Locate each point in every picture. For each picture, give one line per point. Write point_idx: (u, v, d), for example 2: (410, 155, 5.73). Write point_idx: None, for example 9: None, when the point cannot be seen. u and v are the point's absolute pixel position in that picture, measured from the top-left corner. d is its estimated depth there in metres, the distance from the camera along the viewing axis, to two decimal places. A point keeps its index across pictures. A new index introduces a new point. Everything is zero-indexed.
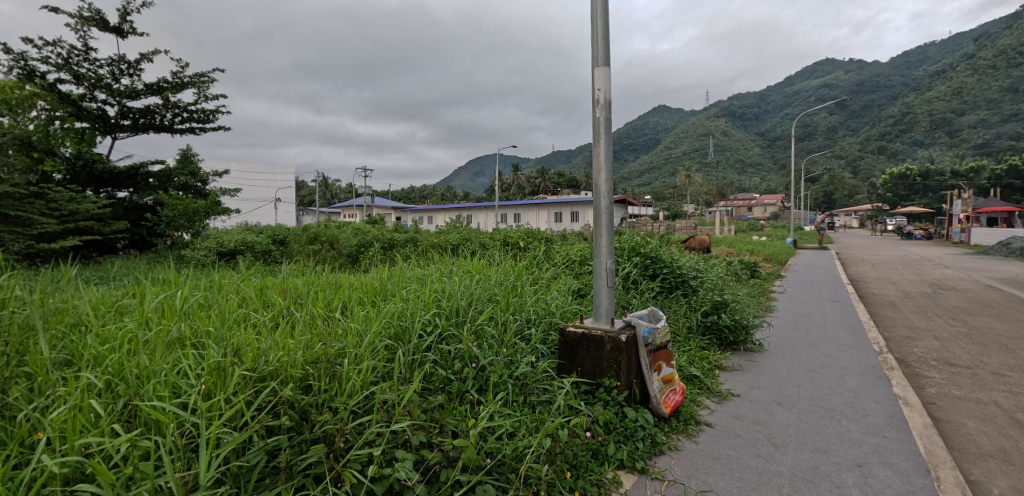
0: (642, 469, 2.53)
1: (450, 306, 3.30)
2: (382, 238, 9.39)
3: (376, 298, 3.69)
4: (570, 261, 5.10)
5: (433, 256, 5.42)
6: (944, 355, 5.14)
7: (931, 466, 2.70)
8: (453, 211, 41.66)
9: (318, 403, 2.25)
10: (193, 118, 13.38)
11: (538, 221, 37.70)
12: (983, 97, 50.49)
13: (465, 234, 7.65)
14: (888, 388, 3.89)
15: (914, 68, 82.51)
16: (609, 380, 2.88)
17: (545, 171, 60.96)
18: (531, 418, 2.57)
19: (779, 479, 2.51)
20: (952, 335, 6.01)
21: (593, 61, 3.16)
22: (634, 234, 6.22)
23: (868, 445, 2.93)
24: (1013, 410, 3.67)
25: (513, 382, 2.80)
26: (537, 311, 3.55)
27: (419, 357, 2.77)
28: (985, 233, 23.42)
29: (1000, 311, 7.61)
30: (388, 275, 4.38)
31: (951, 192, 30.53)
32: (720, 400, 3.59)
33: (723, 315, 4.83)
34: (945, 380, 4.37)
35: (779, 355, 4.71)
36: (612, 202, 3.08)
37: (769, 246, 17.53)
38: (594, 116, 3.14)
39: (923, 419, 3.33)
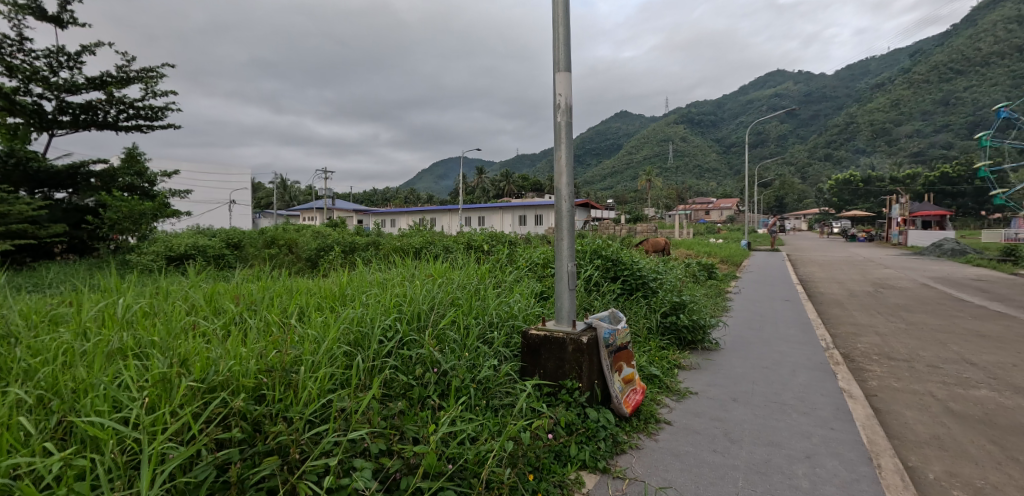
0: (605, 469, 2.55)
1: (412, 311, 3.24)
2: (342, 242, 9.18)
3: (335, 304, 3.59)
4: (534, 264, 5.12)
5: (394, 260, 5.33)
6: (885, 349, 5.47)
7: (873, 455, 2.85)
8: (417, 214, 41.23)
9: (272, 414, 2.16)
10: (140, 115, 12.68)
11: (502, 224, 37.74)
12: (918, 110, 54.30)
13: (428, 237, 7.58)
14: (835, 382, 4.10)
15: (857, 82, 88.02)
16: (570, 381, 2.90)
17: (511, 175, 61.12)
18: (493, 422, 2.55)
19: (735, 473, 2.59)
20: (892, 331, 6.41)
21: (555, 66, 3.19)
22: (596, 237, 6.31)
23: (816, 436, 3.07)
24: (946, 400, 3.94)
25: (475, 386, 2.77)
26: (500, 314, 3.54)
27: (379, 363, 2.70)
28: (920, 235, 25.17)
29: (933, 308, 8.19)
30: (348, 280, 4.27)
31: (890, 197, 32.64)
32: (679, 398, 3.68)
33: (682, 316, 4.97)
34: (886, 372, 4.64)
35: (734, 353, 4.89)
36: (573, 205, 3.10)
37: (725, 248, 18.25)
38: (555, 120, 3.16)
39: (866, 410, 3.52)
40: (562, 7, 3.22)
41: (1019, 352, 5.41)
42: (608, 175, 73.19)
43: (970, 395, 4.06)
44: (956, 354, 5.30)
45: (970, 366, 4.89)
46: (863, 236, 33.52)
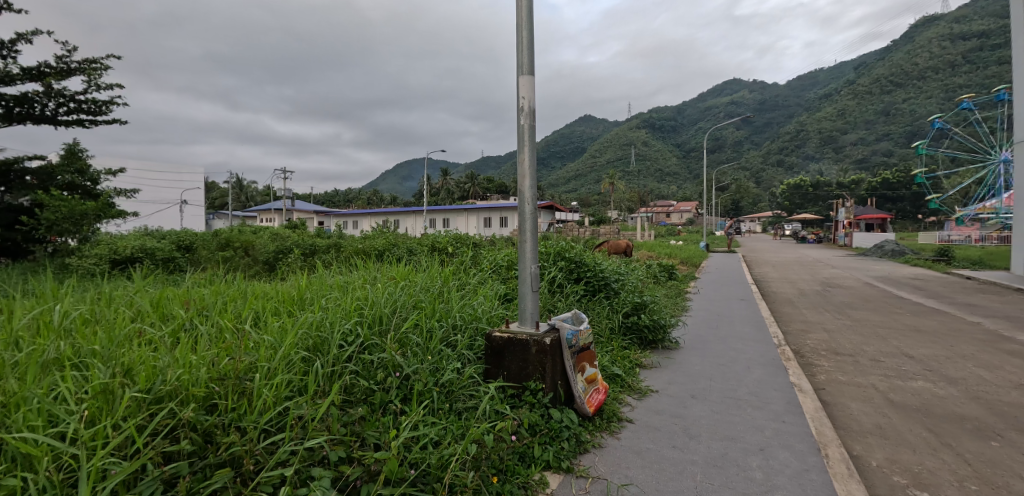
0: (569, 469, 2.57)
1: (373, 315, 3.18)
2: (302, 243, 8.91)
3: (294, 308, 3.48)
4: (498, 266, 5.12)
5: (357, 262, 5.21)
6: (832, 345, 5.79)
7: (822, 445, 2.99)
8: (380, 216, 40.49)
9: (224, 424, 2.06)
10: (82, 109, 11.91)
11: (467, 226, 37.60)
12: (861, 119, 57.82)
13: (392, 239, 7.45)
14: (786, 377, 4.29)
15: (807, 92, 92.93)
16: (534, 382, 2.90)
17: (476, 177, 60.91)
18: (456, 425, 2.53)
19: (693, 468, 2.66)
20: (839, 327, 6.78)
21: (518, 69, 3.21)
22: (561, 238, 6.37)
23: (769, 429, 3.20)
24: (887, 392, 4.20)
25: (439, 390, 2.74)
26: (464, 316, 3.51)
27: (339, 368, 2.64)
28: (864, 237, 26.75)
29: (876, 305, 8.72)
30: (307, 283, 4.15)
31: (837, 202, 34.54)
32: (640, 397, 3.76)
33: (643, 316, 5.09)
34: (833, 367, 4.90)
35: (693, 352, 5.04)
36: (536, 207, 3.13)
37: (685, 250, 18.86)
38: (519, 123, 3.18)
39: (814, 403, 3.70)
40: (526, 10, 3.25)
41: (950, 345, 5.84)
42: (573, 178, 74.22)
43: (908, 386, 4.34)
44: (896, 349, 5.66)
45: (908, 359, 5.23)
46: (813, 238, 35.35)
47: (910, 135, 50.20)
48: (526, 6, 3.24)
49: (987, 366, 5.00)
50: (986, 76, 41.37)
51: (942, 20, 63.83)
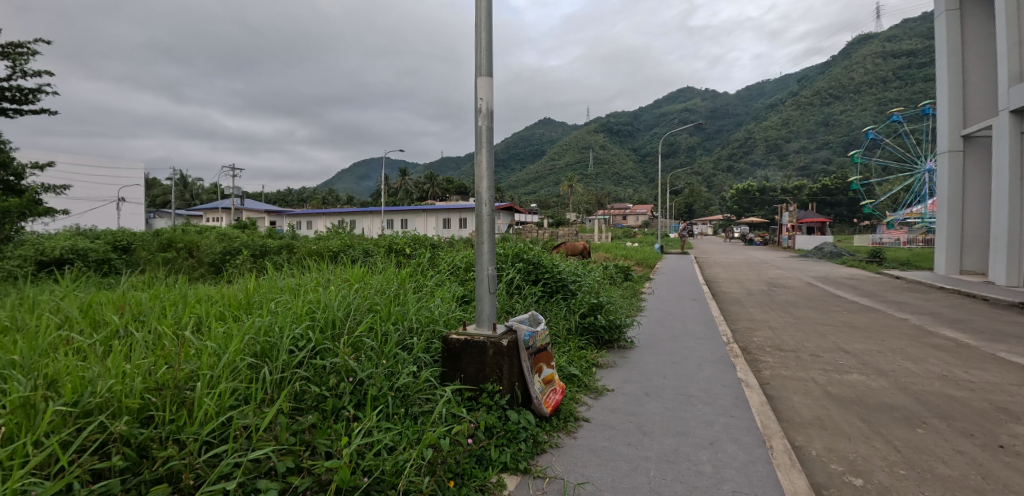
0: (526, 469, 2.58)
1: (326, 318, 3.07)
2: (251, 244, 8.51)
3: (242, 313, 3.31)
4: (457, 268, 5.07)
5: (310, 264, 5.03)
6: (777, 341, 6.11)
7: (767, 438, 3.14)
8: (335, 216, 39.37)
9: (161, 437, 1.93)
10: (5, 97, 10.92)
11: (426, 226, 37.22)
12: (804, 129, 61.48)
13: (348, 240, 7.26)
14: (734, 373, 4.48)
15: (755, 102, 97.85)
16: (491, 384, 2.88)
17: (436, 178, 60.35)
18: (412, 430, 2.47)
19: (647, 464, 2.73)
20: (783, 325, 7.17)
21: (477, 70, 3.19)
22: (519, 240, 6.38)
23: (718, 424, 3.33)
24: (825, 385, 4.47)
25: (394, 394, 2.67)
26: (420, 318, 3.45)
27: (289, 375, 2.52)
28: (805, 240, 28.45)
29: (816, 304, 9.26)
30: (255, 286, 3.97)
31: (782, 206, 36.55)
32: (596, 396, 3.82)
33: (599, 316, 5.19)
34: (777, 362, 5.16)
35: (647, 351, 5.19)
36: (493, 209, 3.12)
37: (641, 251, 19.41)
38: (477, 124, 3.16)
39: (760, 397, 3.89)
40: (485, 12, 3.24)
41: (881, 340, 6.28)
42: (534, 180, 74.88)
43: (844, 379, 4.63)
44: (834, 344, 6.03)
45: (844, 354, 5.58)
46: (760, 241, 37.30)
47: (846, 144, 53.80)
48: (485, 7, 3.24)
49: (913, 358, 5.42)
50: (913, 92, 44.91)
51: (875, 39, 68.82)
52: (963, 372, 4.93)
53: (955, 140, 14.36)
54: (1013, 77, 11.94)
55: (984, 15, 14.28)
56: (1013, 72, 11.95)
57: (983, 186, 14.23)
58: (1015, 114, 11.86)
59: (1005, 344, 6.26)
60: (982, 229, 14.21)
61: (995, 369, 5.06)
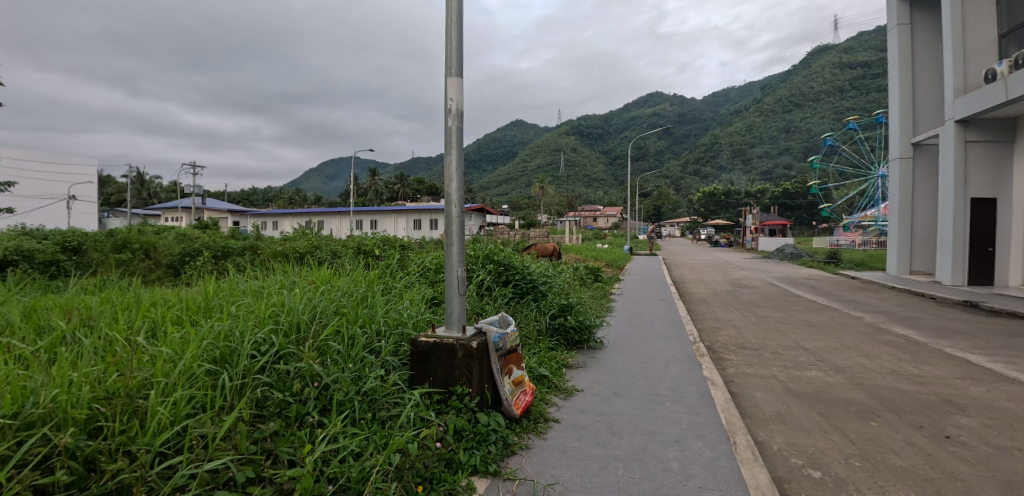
0: (496, 472, 2.57)
1: (290, 322, 2.98)
2: (212, 245, 8.17)
3: (201, 317, 3.18)
4: (426, 270, 5.02)
5: (274, 265, 4.88)
6: (740, 340, 6.31)
7: (731, 434, 3.23)
8: (302, 217, 38.39)
9: (111, 448, 1.83)
10: None
11: (396, 228, 36.77)
12: (767, 135, 63.82)
13: (314, 241, 7.08)
14: (700, 372, 4.60)
15: (721, 107, 100.97)
16: (461, 387, 2.86)
17: (406, 178, 59.70)
18: (379, 435, 2.42)
19: (615, 463, 2.77)
20: (747, 324, 7.40)
21: (446, 70, 3.16)
22: (490, 241, 6.35)
23: (684, 421, 3.41)
24: (785, 381, 4.63)
25: (361, 399, 2.61)
26: (388, 322, 3.39)
27: (250, 381, 2.43)
28: (768, 242, 29.54)
29: (778, 303, 9.60)
30: (216, 288, 3.82)
31: (746, 209, 37.83)
32: (567, 396, 3.85)
33: (569, 317, 5.25)
34: (741, 361, 5.32)
35: (616, 351, 5.25)
36: (463, 210, 3.11)
37: (612, 253, 19.72)
38: (446, 124, 3.14)
39: (724, 395, 4.00)
40: (455, 13, 3.22)
41: (838, 338, 6.57)
42: (506, 181, 75.02)
43: (804, 375, 4.82)
44: (794, 342, 6.27)
45: (804, 351, 5.81)
46: (725, 242, 38.49)
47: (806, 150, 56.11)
48: (455, 6, 3.22)
49: (868, 355, 5.69)
50: (867, 101, 47.25)
51: (833, 50, 72.02)
52: (913, 367, 5.21)
53: (906, 147, 15.18)
54: (957, 89, 12.71)
55: (931, 30, 15.18)
56: (957, 85, 12.73)
57: (930, 191, 15.09)
58: (960, 123, 12.62)
59: (950, 340, 6.65)
60: (929, 231, 15.06)
61: (941, 364, 5.37)
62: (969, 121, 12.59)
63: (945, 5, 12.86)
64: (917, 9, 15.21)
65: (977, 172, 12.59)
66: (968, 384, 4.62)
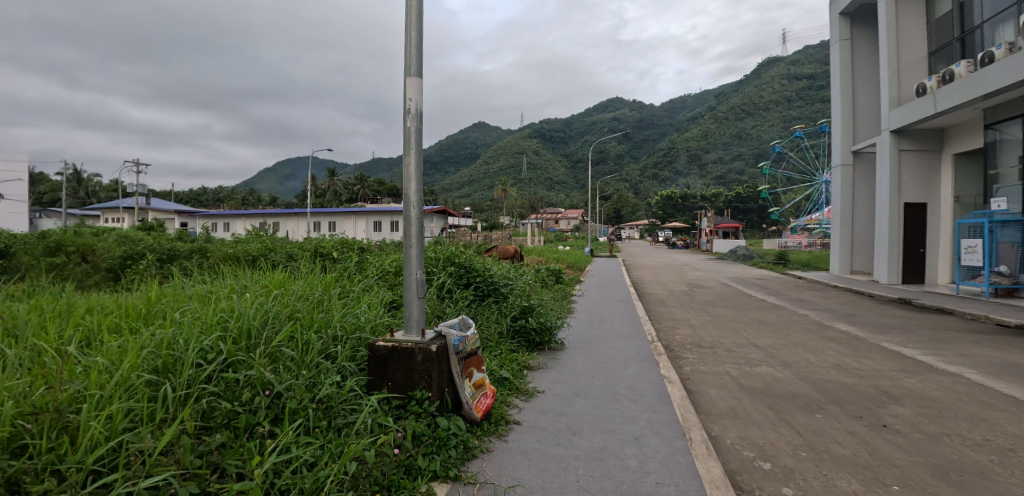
0: (456, 476, 2.54)
1: (240, 328, 2.84)
2: (157, 247, 7.66)
3: (142, 324, 2.99)
4: (385, 273, 4.93)
5: (224, 269, 4.66)
6: (696, 338, 6.55)
7: (687, 429, 3.34)
8: (255, 218, 36.88)
9: (35, 468, 1.68)
10: None
11: (355, 229, 35.84)
12: (721, 141, 66.51)
13: (268, 243, 6.78)
14: (658, 370, 4.73)
15: (678, 114, 104.48)
16: (420, 391, 2.81)
17: (365, 179, 58.49)
18: (334, 443, 2.35)
19: (575, 462, 2.80)
20: (702, 323, 7.68)
21: (405, 70, 3.13)
22: (451, 243, 6.30)
23: (643, 419, 3.50)
24: (738, 377, 4.83)
25: (315, 406, 2.53)
26: (346, 326, 3.31)
27: (195, 391, 2.30)
28: (722, 244, 30.81)
29: (731, 303, 10.02)
30: (158, 294, 3.61)
31: (702, 212, 39.24)
32: (528, 398, 3.87)
33: (530, 319, 5.29)
34: (696, 358, 5.51)
35: (577, 352, 5.33)
36: (422, 212, 3.07)
37: (575, 255, 20.00)
38: (405, 125, 3.10)
39: (680, 392, 4.13)
40: (415, 11, 3.18)
41: (786, 335, 6.93)
42: (468, 183, 74.71)
43: (754, 372, 5.04)
44: (746, 339, 6.55)
45: (755, 348, 6.08)
46: (682, 244, 39.82)
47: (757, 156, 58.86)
48: (415, 6, 3.18)
49: (813, 350, 6.02)
50: (812, 111, 50.08)
51: (781, 62, 75.98)
52: (853, 361, 5.55)
53: (846, 155, 16.21)
54: (892, 101, 13.67)
55: (869, 45, 16.27)
56: (892, 97, 13.69)
57: (868, 197, 16.16)
58: (894, 133, 13.59)
59: (886, 334, 7.13)
60: (868, 234, 16.11)
61: (879, 358, 5.75)
62: (903, 131, 13.56)
63: (882, 22, 13.83)
64: (857, 26, 16.28)
65: (909, 179, 13.59)
66: (902, 376, 4.97)
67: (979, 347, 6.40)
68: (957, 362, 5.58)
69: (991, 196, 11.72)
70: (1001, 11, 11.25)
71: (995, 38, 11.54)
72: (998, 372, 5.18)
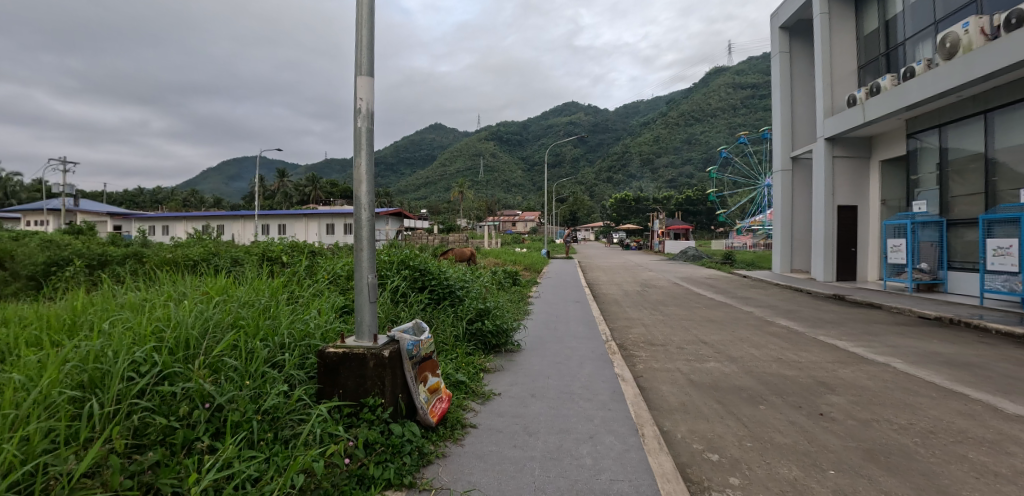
0: (412, 483, 2.47)
1: (177, 339, 2.68)
2: (85, 252, 7.08)
3: (65, 337, 2.76)
4: (337, 277, 4.79)
5: (161, 275, 4.39)
6: (649, 337, 6.76)
7: (640, 426, 3.45)
8: (197, 220, 34.88)
9: None
10: None
11: (307, 232, 34.50)
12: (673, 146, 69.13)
13: (211, 247, 6.43)
14: (613, 369, 4.85)
15: (632, 119, 107.70)
16: (372, 398, 2.75)
17: (317, 180, 56.65)
18: (280, 456, 2.26)
19: (531, 463, 2.83)
20: (655, 321, 7.93)
21: (356, 68, 3.06)
22: (406, 246, 6.19)
23: (598, 418, 3.58)
24: (688, 373, 5.03)
25: (260, 418, 2.43)
26: (294, 333, 3.19)
27: (126, 407, 2.14)
28: (673, 245, 32.03)
29: (681, 302, 10.42)
30: (85, 303, 3.34)
31: (655, 215, 40.56)
32: (484, 401, 3.87)
33: (486, 322, 5.29)
34: (649, 356, 5.70)
35: (534, 354, 5.38)
36: (373, 215, 3.02)
37: (533, 257, 20.19)
38: (356, 125, 3.04)
39: (634, 390, 4.25)
40: (366, 9, 3.13)
41: (732, 331, 7.28)
42: (426, 185, 73.82)
43: (703, 367, 5.26)
44: (695, 337, 6.83)
45: (704, 345, 6.36)
46: (635, 246, 41.01)
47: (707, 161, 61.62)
48: (366, 4, 3.12)
49: (757, 345, 6.36)
50: (756, 119, 53.01)
51: (727, 72, 80.02)
52: (793, 354, 5.91)
53: (786, 160, 17.23)
54: (827, 110, 14.65)
55: (805, 58, 17.41)
56: (826, 107, 14.68)
57: (806, 200, 17.24)
58: (829, 140, 14.58)
59: (822, 329, 7.64)
60: (806, 235, 17.19)
61: (815, 350, 6.16)
62: (836, 139, 14.57)
63: (817, 37, 14.79)
64: (795, 40, 17.38)
65: (842, 184, 14.60)
66: (836, 367, 5.34)
67: (902, 338, 6.97)
68: (884, 353, 6.05)
69: (913, 199, 12.78)
70: (920, 30, 12.26)
71: (915, 55, 12.58)
72: (919, 361, 5.65)
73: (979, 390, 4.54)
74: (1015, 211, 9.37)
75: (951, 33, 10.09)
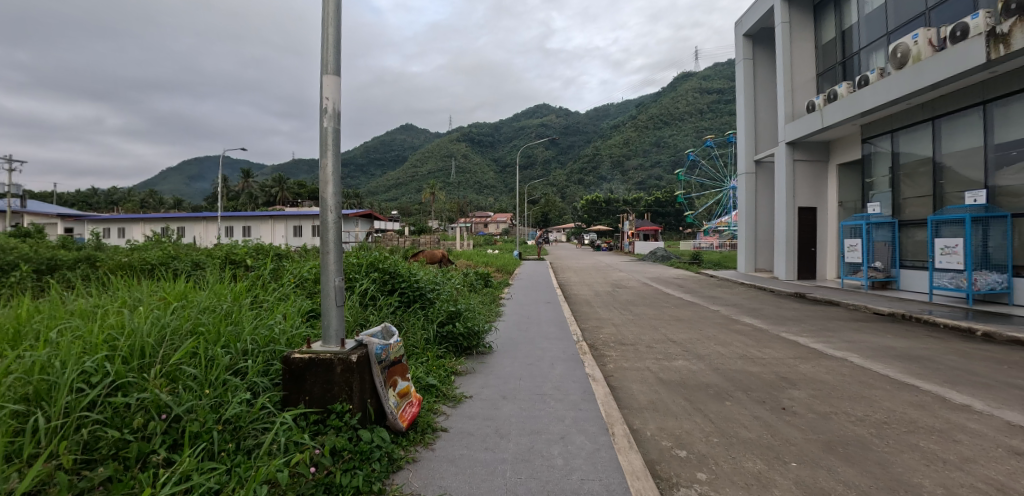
0: (381, 490, 2.44)
1: (131, 347, 2.56)
2: (31, 257, 6.66)
3: (7, 347, 2.60)
4: (303, 280, 4.69)
5: (114, 281, 4.18)
6: (619, 336, 6.88)
7: (610, 425, 3.50)
8: (155, 222, 33.47)
9: None
10: None
11: (273, 234, 33.57)
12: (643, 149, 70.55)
13: (170, 250, 6.17)
14: (583, 369, 4.90)
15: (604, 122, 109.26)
16: (340, 404, 2.69)
17: (284, 180, 55.24)
18: (242, 466, 2.19)
19: (503, 465, 2.84)
20: (625, 321, 8.07)
21: (322, 67, 3.00)
22: (375, 248, 6.10)
23: (569, 418, 3.62)
24: (657, 372, 5.15)
25: (221, 428, 2.34)
26: (258, 339, 3.10)
27: (75, 421, 2.04)
28: (643, 246, 32.63)
29: (650, 301, 10.65)
30: (30, 310, 3.15)
31: (625, 217, 41.27)
32: (455, 404, 3.85)
33: (457, 324, 5.27)
34: (619, 356, 5.79)
35: (506, 355, 5.39)
36: (340, 216, 2.97)
37: (506, 258, 20.22)
38: (322, 125, 2.98)
39: (604, 389, 4.32)
40: (332, 7, 3.07)
41: (699, 329, 7.48)
42: (397, 186, 72.94)
43: (672, 366, 5.39)
44: (664, 336, 6.99)
45: (672, 343, 6.51)
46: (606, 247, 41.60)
47: None
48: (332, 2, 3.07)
49: (723, 343, 6.56)
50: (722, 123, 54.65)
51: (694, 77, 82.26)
52: (757, 351, 6.12)
53: (750, 163, 17.83)
54: (788, 115, 15.22)
55: (768, 65, 18.05)
56: (788, 112, 15.25)
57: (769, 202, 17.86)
58: (789, 144, 15.16)
59: (785, 326, 7.93)
60: (769, 235, 17.80)
61: (778, 347, 6.39)
62: (796, 144, 15.16)
63: (779, 45, 15.35)
64: (758, 47, 18.00)
65: (802, 186, 15.21)
66: (798, 363, 5.56)
67: (858, 334, 7.31)
68: (842, 348, 6.34)
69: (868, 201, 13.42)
70: (874, 40, 12.87)
71: (869, 64, 13.21)
72: (874, 355, 5.94)
73: (930, 382, 4.80)
74: (959, 212, 9.96)
75: (902, 44, 10.64)
